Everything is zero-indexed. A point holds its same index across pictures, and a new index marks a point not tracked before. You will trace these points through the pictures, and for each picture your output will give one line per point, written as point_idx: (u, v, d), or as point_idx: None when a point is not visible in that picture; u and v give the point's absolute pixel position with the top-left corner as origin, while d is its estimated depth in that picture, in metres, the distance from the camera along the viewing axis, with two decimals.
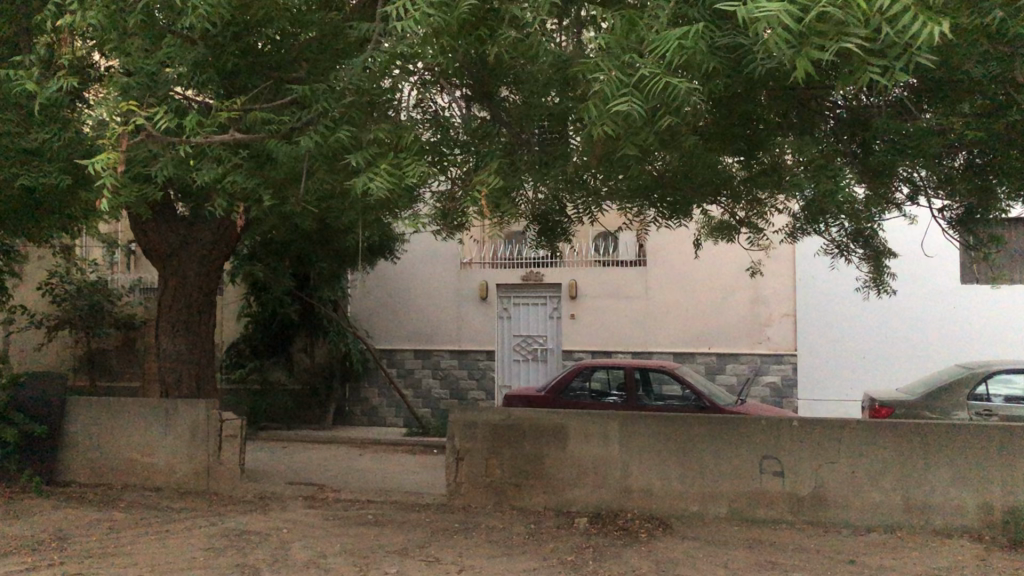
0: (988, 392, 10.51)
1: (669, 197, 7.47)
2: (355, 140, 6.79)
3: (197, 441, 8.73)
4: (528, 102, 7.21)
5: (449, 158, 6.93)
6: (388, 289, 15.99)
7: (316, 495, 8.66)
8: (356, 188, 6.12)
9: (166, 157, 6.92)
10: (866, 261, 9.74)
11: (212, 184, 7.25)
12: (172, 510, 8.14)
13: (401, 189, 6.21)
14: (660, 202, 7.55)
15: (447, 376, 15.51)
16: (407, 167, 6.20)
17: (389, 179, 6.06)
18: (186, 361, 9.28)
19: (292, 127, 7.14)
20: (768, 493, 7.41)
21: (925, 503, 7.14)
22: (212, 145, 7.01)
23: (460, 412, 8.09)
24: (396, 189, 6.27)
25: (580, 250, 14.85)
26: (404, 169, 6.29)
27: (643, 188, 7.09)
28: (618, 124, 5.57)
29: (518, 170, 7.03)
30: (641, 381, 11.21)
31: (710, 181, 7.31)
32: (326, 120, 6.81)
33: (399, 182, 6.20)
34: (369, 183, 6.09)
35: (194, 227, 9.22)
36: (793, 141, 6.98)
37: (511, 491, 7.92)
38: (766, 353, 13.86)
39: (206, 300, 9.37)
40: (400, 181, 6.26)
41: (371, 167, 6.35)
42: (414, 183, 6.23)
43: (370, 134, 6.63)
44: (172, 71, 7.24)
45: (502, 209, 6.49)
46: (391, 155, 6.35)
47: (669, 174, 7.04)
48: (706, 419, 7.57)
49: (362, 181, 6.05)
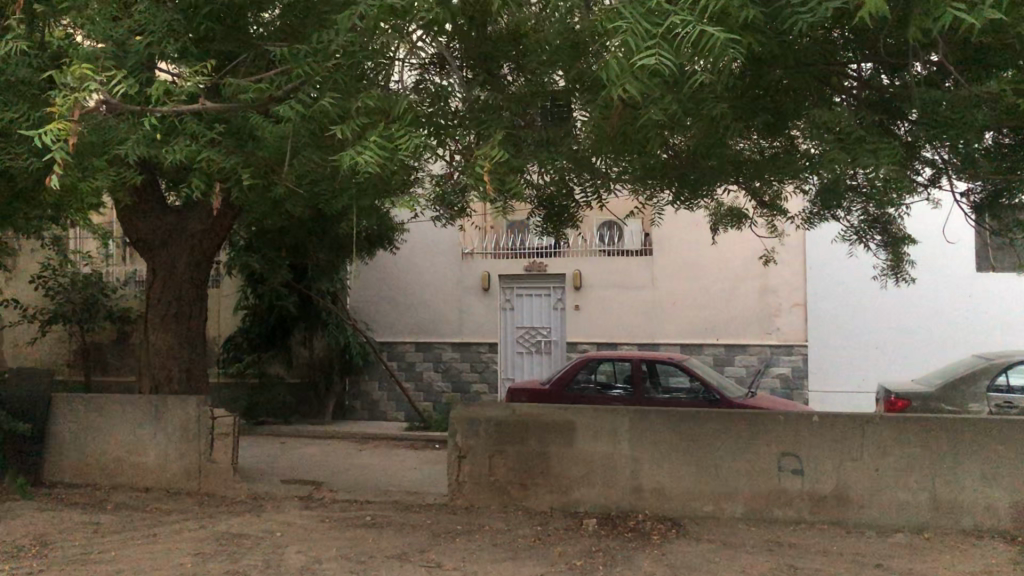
0: (1008, 382, 10.11)
1: (682, 177, 7.09)
2: (343, 112, 6.47)
3: (188, 439, 8.36)
4: (534, 77, 6.88)
5: (449, 131, 6.62)
6: (388, 281, 15.59)
7: (312, 495, 8.29)
8: (345, 161, 5.76)
9: (135, 136, 6.81)
10: (884, 248, 9.35)
11: (195, 163, 6.89)
12: (161, 512, 7.77)
13: (394, 162, 5.87)
14: (673, 184, 7.17)
15: (449, 369, 15.12)
16: (398, 139, 5.87)
17: (379, 151, 5.72)
18: (175, 355, 8.89)
19: (277, 96, 6.84)
20: (788, 493, 7.03)
21: (954, 502, 6.76)
22: (183, 116, 7.02)
23: (463, 407, 7.72)
24: (388, 163, 5.93)
25: (584, 239, 14.45)
26: (396, 141, 5.96)
27: (657, 169, 6.75)
28: (639, 81, 5.18)
29: (521, 149, 6.70)
30: (648, 373, 10.83)
31: (725, 165, 6.94)
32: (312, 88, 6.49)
33: (391, 155, 5.87)
34: (358, 156, 5.75)
35: (183, 216, 8.85)
36: (820, 115, 6.57)
37: (516, 490, 7.54)
38: (776, 343, 13.47)
39: (197, 291, 8.98)
40: (392, 154, 5.92)
41: (361, 139, 6.02)
42: (408, 155, 5.89)
43: (359, 103, 6.29)
44: (140, 41, 7.07)
45: (507, 188, 6.10)
46: (382, 125, 6.00)
47: (685, 149, 6.67)
48: (721, 413, 7.19)
49: (350, 153, 5.71)
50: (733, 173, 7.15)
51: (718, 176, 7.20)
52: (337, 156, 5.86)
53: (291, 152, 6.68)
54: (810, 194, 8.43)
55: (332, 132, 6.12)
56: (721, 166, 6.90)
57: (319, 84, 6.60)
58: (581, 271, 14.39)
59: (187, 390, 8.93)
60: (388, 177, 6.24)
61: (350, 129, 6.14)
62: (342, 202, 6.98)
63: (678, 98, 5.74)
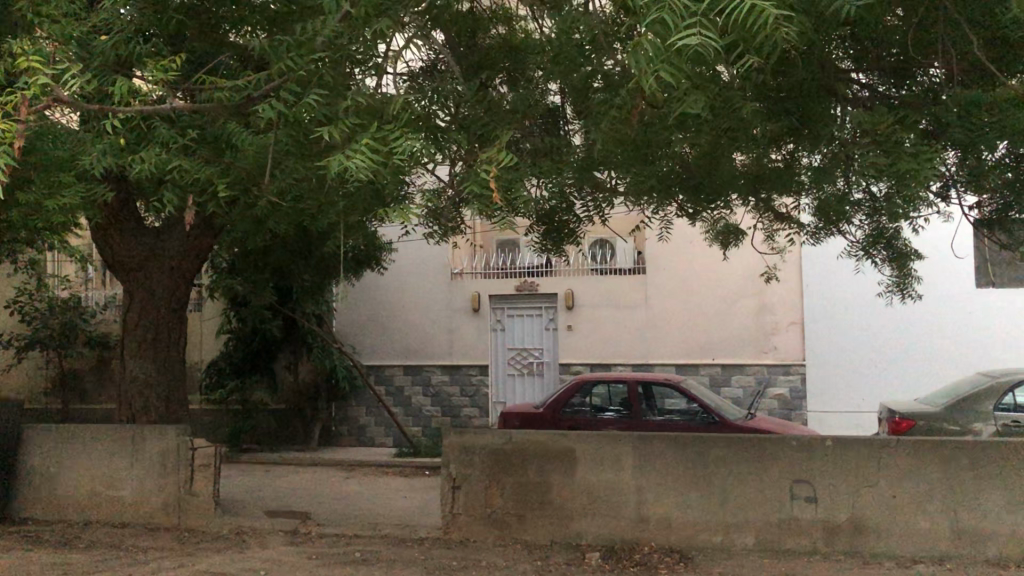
0: (1015, 402, 9.80)
1: (688, 186, 6.83)
2: (328, 114, 6.12)
3: (167, 471, 7.93)
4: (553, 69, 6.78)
5: (446, 138, 6.47)
6: (375, 302, 15.17)
7: (297, 529, 7.86)
8: (335, 166, 5.43)
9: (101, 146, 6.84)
10: (890, 264, 9.03)
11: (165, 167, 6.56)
12: (138, 550, 7.32)
13: (387, 168, 5.55)
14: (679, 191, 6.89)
15: (438, 392, 14.70)
16: (392, 143, 5.55)
17: (372, 155, 5.39)
18: (153, 384, 8.44)
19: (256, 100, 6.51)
20: (802, 522, 6.66)
21: (977, 531, 6.41)
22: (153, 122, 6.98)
23: (457, 434, 7.31)
24: (382, 169, 5.62)
25: (576, 257, 14.07)
26: (390, 145, 5.65)
27: (664, 179, 6.49)
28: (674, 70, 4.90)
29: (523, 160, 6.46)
30: (644, 395, 10.44)
31: (728, 179, 6.67)
32: (293, 85, 6.14)
33: (385, 161, 5.54)
34: (348, 160, 5.42)
35: (161, 236, 8.45)
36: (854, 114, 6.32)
37: (514, 523, 7.14)
38: (774, 363, 13.15)
39: (176, 316, 8.56)
40: (387, 159, 5.61)
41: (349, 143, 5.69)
42: (401, 161, 5.57)
43: (350, 102, 5.98)
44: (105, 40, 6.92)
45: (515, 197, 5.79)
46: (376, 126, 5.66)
47: (695, 156, 6.38)
48: (729, 439, 6.83)
49: (339, 157, 5.37)
50: (739, 183, 6.89)
51: (723, 189, 6.92)
52: (325, 161, 5.52)
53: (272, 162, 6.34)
54: (816, 206, 8.13)
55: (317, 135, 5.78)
56: (727, 176, 6.61)
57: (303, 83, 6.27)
58: (573, 290, 14.03)
59: (166, 420, 8.48)
60: (382, 185, 5.90)
61: (335, 132, 5.82)
62: (329, 218, 6.63)
63: (700, 95, 5.45)
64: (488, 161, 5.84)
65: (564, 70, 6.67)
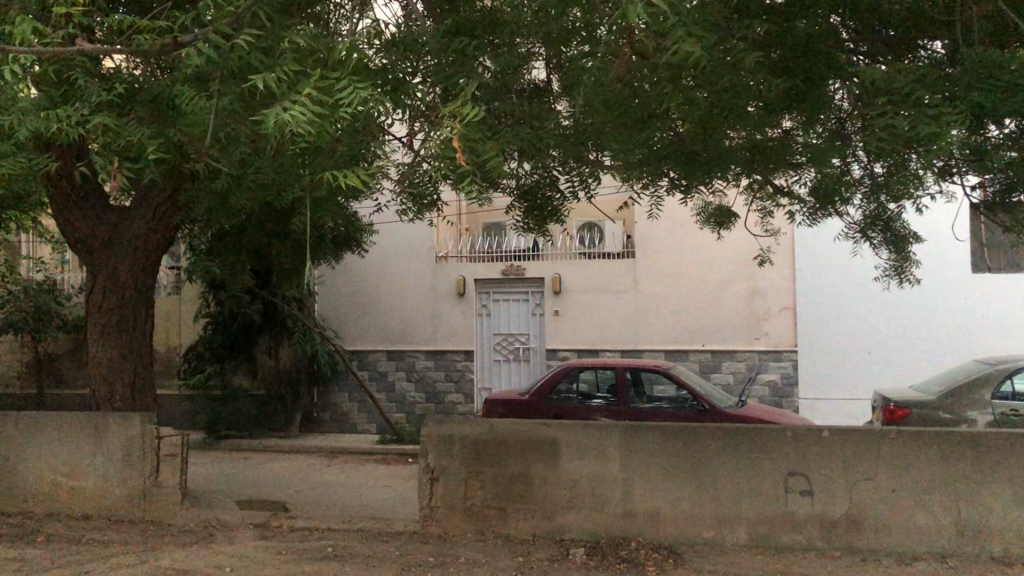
0: (1013, 391, 9.47)
1: (671, 153, 6.58)
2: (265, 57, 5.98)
3: (131, 462, 7.55)
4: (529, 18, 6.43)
5: (408, 94, 6.22)
6: (356, 286, 14.74)
7: (268, 522, 7.49)
8: (269, 119, 5.29)
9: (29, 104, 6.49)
10: (887, 248, 8.72)
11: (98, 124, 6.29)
12: (98, 545, 6.95)
13: (331, 121, 5.38)
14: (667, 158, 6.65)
15: (422, 378, 14.31)
16: (337, 95, 5.38)
17: (311, 107, 5.22)
18: (117, 369, 8.02)
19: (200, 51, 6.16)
20: (796, 517, 6.34)
21: (981, 527, 6.10)
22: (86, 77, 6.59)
23: (435, 424, 6.95)
24: (326, 121, 5.44)
25: (564, 241, 13.76)
26: (335, 97, 5.50)
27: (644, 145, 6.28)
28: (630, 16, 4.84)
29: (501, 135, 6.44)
30: (632, 382, 10.08)
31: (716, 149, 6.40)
32: (229, 26, 5.90)
33: (327, 114, 5.37)
34: (287, 113, 5.26)
35: (125, 213, 8.04)
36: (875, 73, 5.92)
37: (495, 517, 6.79)
38: (764, 349, 12.85)
39: (143, 298, 8.14)
40: (332, 112, 5.45)
41: (291, 94, 5.56)
42: (346, 114, 5.42)
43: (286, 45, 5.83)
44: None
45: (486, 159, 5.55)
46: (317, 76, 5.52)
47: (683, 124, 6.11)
48: (720, 430, 6.51)
49: (277, 110, 5.21)
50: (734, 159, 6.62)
51: (716, 163, 6.64)
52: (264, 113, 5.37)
53: (216, 119, 6.21)
54: (813, 185, 7.83)
55: (255, 83, 5.60)
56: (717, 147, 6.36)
57: (245, 21, 6.03)
58: (560, 275, 13.67)
59: (130, 408, 8.05)
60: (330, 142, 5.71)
61: (274, 79, 5.64)
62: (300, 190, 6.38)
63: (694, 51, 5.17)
64: (450, 117, 5.61)
65: (534, 26, 6.44)
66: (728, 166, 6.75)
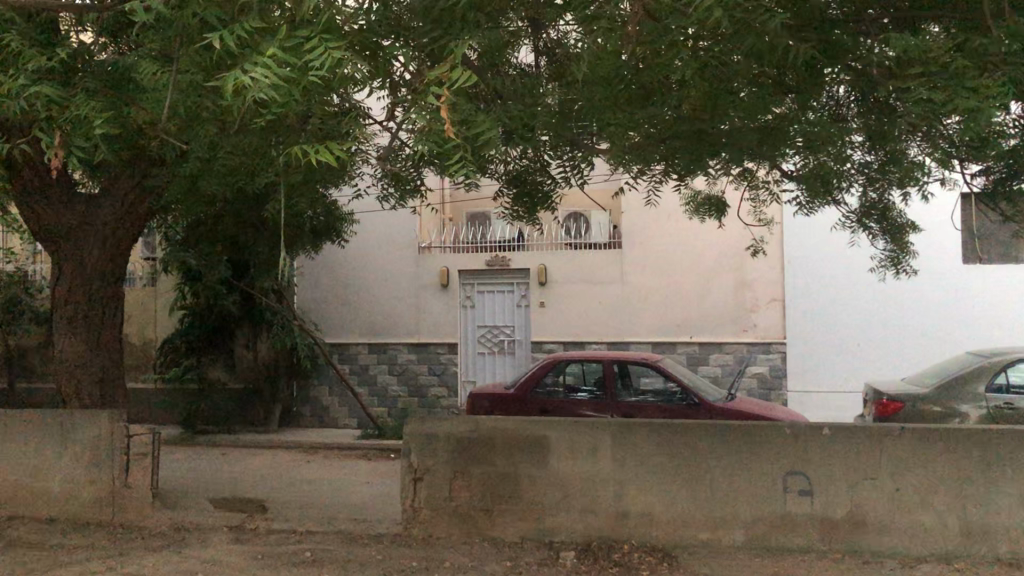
0: (1008, 382, 9.27)
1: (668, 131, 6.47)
2: (226, 17, 5.64)
3: (99, 462, 7.20)
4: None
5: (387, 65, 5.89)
6: (336, 277, 14.33)
7: (244, 524, 7.17)
8: (227, 82, 4.96)
9: None
10: (884, 238, 8.47)
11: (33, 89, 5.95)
12: (63, 550, 6.60)
13: (299, 84, 5.10)
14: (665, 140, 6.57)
15: (405, 371, 13.97)
16: (304, 57, 5.04)
17: (275, 69, 4.90)
18: (85, 365, 7.64)
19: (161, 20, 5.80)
20: (796, 518, 6.08)
21: (988, 529, 5.86)
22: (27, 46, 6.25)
23: (419, 421, 6.63)
24: (293, 85, 5.11)
25: (549, 231, 13.47)
26: (303, 58, 5.15)
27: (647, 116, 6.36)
28: None
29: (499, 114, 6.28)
30: (619, 375, 9.81)
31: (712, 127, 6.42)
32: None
33: (294, 77, 5.05)
34: (249, 76, 4.93)
35: (92, 201, 7.66)
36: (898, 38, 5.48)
37: (481, 518, 6.50)
38: (753, 341, 12.62)
39: (112, 289, 7.75)
40: (299, 76, 5.11)
41: (254, 55, 5.21)
42: (314, 78, 5.07)
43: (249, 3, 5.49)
44: None
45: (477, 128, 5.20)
46: (282, 34, 5.18)
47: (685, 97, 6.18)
48: (716, 427, 6.24)
49: (238, 72, 4.90)
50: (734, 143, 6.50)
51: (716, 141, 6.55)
52: (227, 76, 5.06)
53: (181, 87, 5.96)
54: (804, 171, 7.63)
55: (215, 41, 5.28)
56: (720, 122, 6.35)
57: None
58: (546, 266, 13.35)
59: (98, 405, 7.68)
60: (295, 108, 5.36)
61: (236, 38, 5.39)
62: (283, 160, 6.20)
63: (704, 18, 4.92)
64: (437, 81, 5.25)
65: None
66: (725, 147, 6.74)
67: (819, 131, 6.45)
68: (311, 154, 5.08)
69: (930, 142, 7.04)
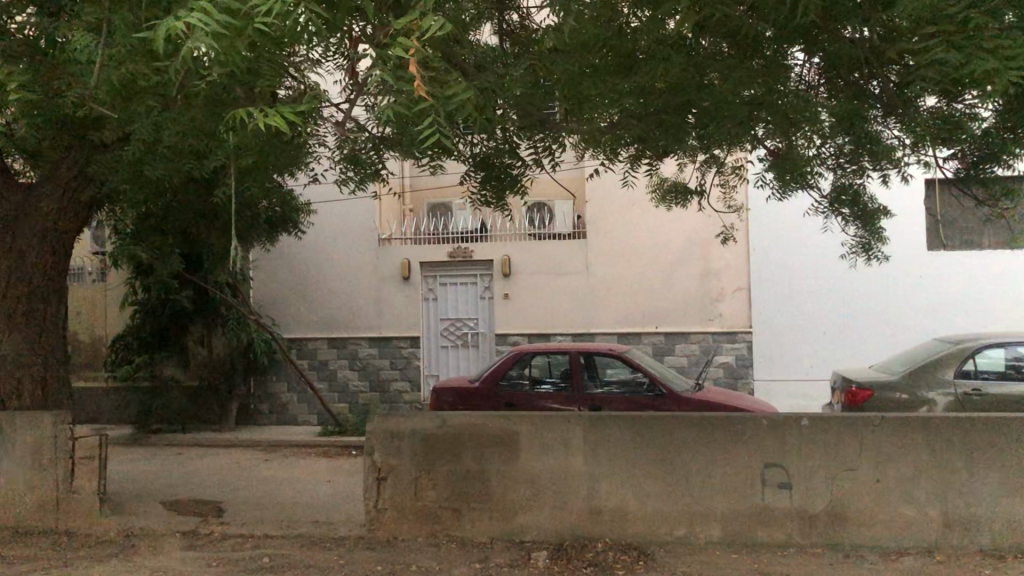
0: (976, 369, 9.19)
1: (644, 101, 6.32)
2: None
3: (42, 466, 6.79)
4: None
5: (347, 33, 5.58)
6: (293, 270, 13.90)
7: (198, 529, 6.83)
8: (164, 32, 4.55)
9: None
10: (855, 224, 8.35)
11: None
12: (3, 561, 6.20)
13: (245, 34, 4.72)
14: (640, 108, 6.41)
15: (366, 366, 13.61)
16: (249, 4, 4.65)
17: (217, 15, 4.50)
18: (24, 364, 7.18)
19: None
20: (774, 512, 5.89)
21: (968, 520, 5.72)
22: None
23: (382, 418, 6.33)
24: (238, 35, 4.72)
25: (513, 221, 13.21)
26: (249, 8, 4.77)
27: (625, 81, 6.15)
28: None
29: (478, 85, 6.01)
30: (586, 367, 9.57)
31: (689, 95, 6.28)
32: None
33: (239, 25, 4.66)
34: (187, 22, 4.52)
35: (31, 190, 7.23)
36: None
37: (449, 518, 6.22)
38: (719, 331, 12.48)
39: (54, 285, 7.32)
40: (246, 26, 4.73)
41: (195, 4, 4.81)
42: (261, 27, 4.68)
43: None
44: None
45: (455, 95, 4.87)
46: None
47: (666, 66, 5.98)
48: (692, 419, 6.03)
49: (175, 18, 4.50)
50: (710, 113, 6.42)
51: (694, 106, 6.43)
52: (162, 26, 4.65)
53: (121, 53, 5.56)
54: (774, 155, 7.50)
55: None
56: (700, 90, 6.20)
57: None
58: (510, 256, 13.07)
59: (41, 406, 7.25)
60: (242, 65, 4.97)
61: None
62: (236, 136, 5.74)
63: None
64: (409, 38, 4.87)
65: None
66: (703, 121, 6.55)
67: (794, 105, 6.40)
68: (259, 119, 4.73)
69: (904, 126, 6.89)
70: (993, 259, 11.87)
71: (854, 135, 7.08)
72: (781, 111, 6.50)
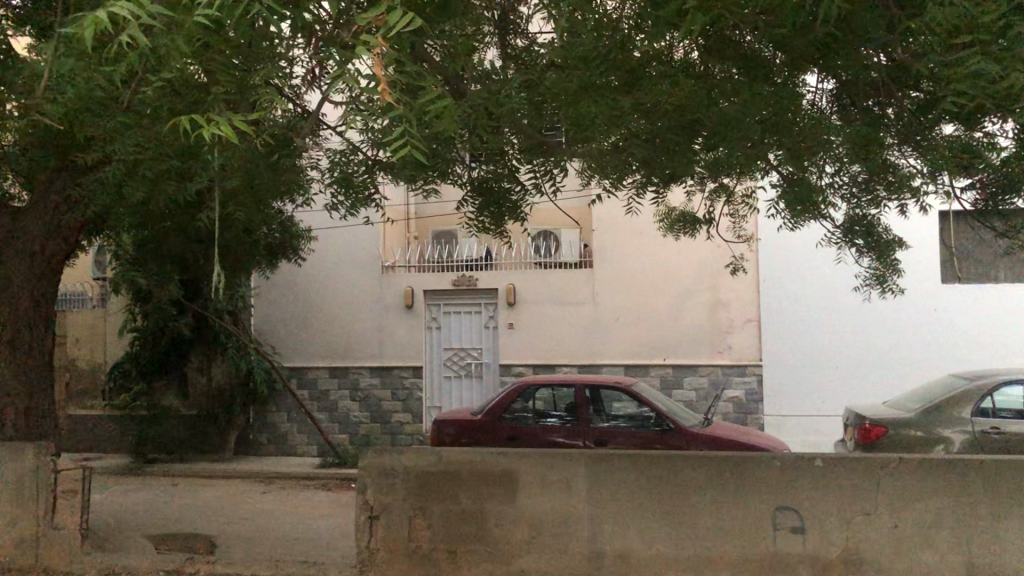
0: (994, 407, 8.86)
1: (650, 124, 6.09)
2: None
3: (22, 500, 6.51)
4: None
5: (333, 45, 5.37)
6: (294, 298, 13.68)
7: (183, 568, 6.54)
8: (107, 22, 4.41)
9: None
10: (870, 255, 8.10)
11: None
12: None
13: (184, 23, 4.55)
14: (646, 132, 6.18)
15: (367, 397, 13.32)
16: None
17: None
18: (8, 394, 6.92)
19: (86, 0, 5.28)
20: (787, 558, 5.58)
21: (994, 570, 5.39)
22: None
23: (376, 454, 6.06)
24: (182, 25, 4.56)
25: (518, 250, 12.99)
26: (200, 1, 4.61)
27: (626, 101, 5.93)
28: None
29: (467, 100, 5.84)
30: (591, 400, 9.29)
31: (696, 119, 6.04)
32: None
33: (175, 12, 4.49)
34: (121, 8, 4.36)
35: (21, 214, 7.05)
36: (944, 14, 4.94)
37: (444, 561, 5.92)
38: (728, 364, 12.16)
39: (41, 311, 7.09)
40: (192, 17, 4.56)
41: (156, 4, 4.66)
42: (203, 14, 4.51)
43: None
44: None
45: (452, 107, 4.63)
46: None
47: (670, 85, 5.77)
48: (700, 459, 5.74)
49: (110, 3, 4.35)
50: (719, 140, 6.19)
51: (703, 132, 6.19)
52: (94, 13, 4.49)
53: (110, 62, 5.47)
54: (783, 186, 7.28)
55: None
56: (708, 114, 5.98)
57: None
58: (515, 286, 12.83)
59: (24, 437, 6.99)
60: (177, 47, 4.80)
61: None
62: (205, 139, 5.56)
63: None
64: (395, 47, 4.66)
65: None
66: (711, 147, 6.33)
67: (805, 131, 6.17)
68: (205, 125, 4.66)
69: (921, 154, 6.65)
70: (1011, 293, 11.57)
71: (870, 165, 6.85)
72: (794, 137, 6.26)
